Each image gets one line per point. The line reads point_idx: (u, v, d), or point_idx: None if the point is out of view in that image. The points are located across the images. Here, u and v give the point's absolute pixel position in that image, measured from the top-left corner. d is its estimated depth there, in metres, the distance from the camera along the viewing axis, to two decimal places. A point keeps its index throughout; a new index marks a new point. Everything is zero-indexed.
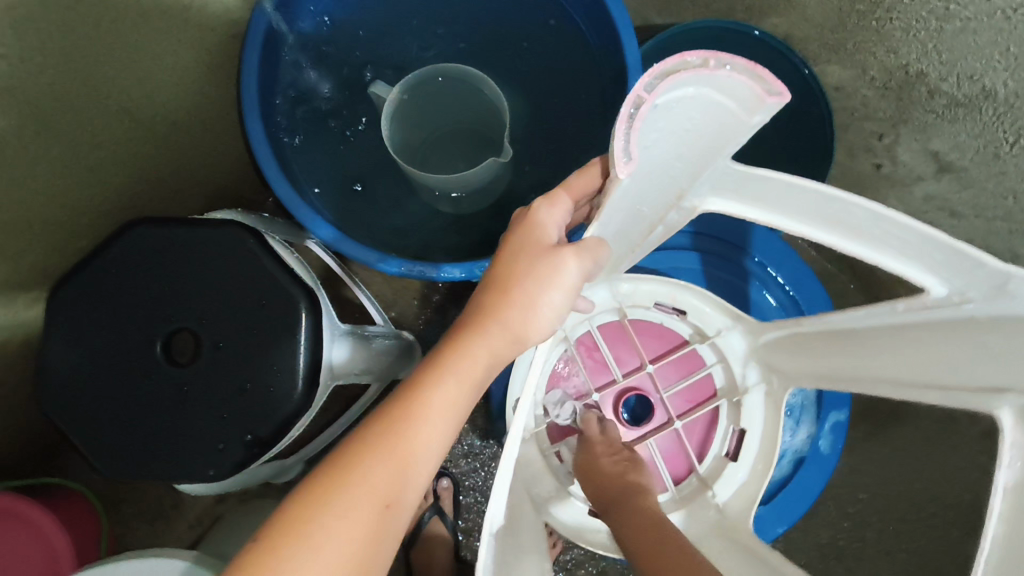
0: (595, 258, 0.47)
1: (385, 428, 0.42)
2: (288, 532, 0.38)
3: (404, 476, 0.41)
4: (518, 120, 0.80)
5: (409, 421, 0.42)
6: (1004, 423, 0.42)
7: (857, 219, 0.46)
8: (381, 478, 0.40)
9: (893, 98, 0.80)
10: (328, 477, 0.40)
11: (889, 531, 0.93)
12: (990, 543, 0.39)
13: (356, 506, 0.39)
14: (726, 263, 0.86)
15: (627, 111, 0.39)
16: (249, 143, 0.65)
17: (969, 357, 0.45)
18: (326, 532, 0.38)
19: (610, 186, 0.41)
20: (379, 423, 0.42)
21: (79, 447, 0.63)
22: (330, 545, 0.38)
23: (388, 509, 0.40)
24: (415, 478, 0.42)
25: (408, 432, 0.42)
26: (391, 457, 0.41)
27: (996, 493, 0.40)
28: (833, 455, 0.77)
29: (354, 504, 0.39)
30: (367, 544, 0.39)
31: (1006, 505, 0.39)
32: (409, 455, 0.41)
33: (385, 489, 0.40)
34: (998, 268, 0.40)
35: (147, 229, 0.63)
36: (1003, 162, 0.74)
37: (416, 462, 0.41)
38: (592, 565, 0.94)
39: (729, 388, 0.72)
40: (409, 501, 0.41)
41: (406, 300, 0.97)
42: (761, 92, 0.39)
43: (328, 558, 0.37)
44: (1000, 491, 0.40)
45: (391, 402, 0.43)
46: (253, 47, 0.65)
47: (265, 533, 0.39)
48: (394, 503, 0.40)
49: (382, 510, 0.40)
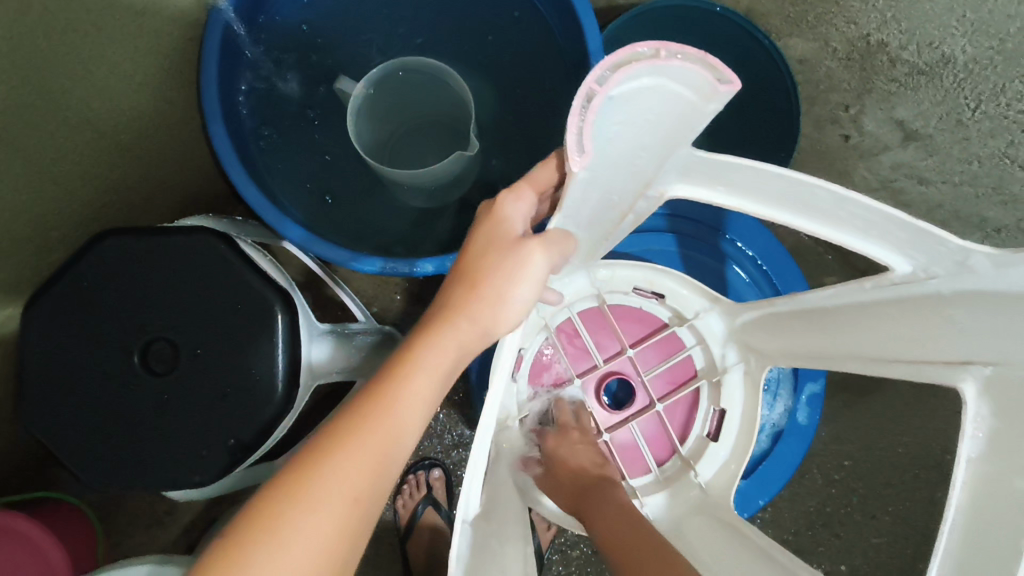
0: (560, 250, 0.48)
1: (354, 423, 0.42)
2: (258, 527, 0.38)
3: (375, 471, 0.41)
4: (487, 110, 0.80)
5: (380, 414, 0.42)
6: (966, 395, 0.42)
7: (821, 198, 0.47)
8: (352, 472, 0.40)
9: (856, 69, 0.88)
10: (297, 471, 0.40)
11: (875, 494, 0.95)
12: (955, 513, 0.40)
13: (325, 500, 0.39)
14: (703, 244, 0.87)
15: (580, 104, 0.39)
16: (214, 147, 0.64)
17: (933, 335, 0.46)
18: (296, 525, 0.38)
19: (568, 178, 0.42)
20: (349, 418, 0.42)
21: (64, 460, 0.63)
22: (301, 538, 0.38)
23: (357, 503, 0.40)
24: (385, 472, 0.42)
25: (377, 426, 0.42)
26: (360, 453, 0.41)
27: (960, 463, 0.41)
28: (811, 425, 0.79)
29: (324, 498, 0.39)
30: (337, 539, 0.39)
31: (970, 475, 0.40)
32: (378, 449, 0.41)
33: (356, 483, 0.40)
34: (959, 245, 0.41)
35: (117, 240, 0.63)
36: (966, 127, 0.87)
37: (386, 457, 0.42)
38: (586, 545, 0.95)
39: (710, 368, 0.73)
40: (378, 496, 0.41)
41: (387, 296, 0.97)
42: (713, 81, 0.39)
43: (299, 551, 0.38)
44: (963, 463, 0.41)
45: (361, 397, 0.43)
46: (212, 48, 0.65)
47: (234, 532, 0.38)
48: (364, 497, 0.40)
49: (351, 505, 0.40)
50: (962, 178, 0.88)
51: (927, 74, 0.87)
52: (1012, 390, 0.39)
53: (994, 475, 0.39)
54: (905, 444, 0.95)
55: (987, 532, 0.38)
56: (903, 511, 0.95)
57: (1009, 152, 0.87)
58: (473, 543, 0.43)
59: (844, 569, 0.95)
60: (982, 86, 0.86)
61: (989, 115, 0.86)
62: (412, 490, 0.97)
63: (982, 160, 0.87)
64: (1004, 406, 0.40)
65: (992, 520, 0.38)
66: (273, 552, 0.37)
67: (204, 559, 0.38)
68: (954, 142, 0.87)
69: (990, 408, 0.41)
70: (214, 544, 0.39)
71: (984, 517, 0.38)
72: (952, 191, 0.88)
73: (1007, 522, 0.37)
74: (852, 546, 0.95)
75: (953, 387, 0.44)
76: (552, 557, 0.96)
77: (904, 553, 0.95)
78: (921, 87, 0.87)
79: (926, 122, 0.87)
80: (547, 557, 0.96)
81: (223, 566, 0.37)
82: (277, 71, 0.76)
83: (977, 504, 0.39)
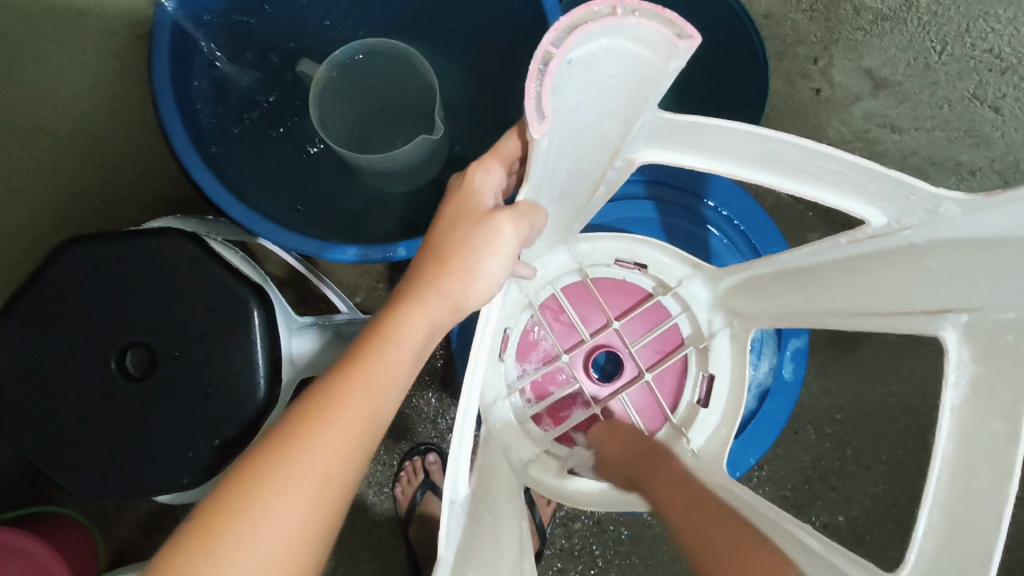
0: (531, 223, 0.48)
1: (323, 404, 0.41)
2: (224, 512, 0.38)
3: (347, 450, 0.40)
4: (454, 90, 0.79)
5: (348, 393, 0.42)
6: (949, 342, 0.44)
7: (791, 154, 0.46)
8: (322, 453, 0.40)
9: (821, 20, 0.88)
10: (265, 453, 0.39)
11: (868, 444, 0.96)
12: (942, 459, 0.42)
13: (295, 482, 0.38)
14: (684, 211, 0.86)
15: (537, 68, 0.38)
16: (173, 147, 0.63)
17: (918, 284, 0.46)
18: (264, 509, 0.38)
19: (532, 146, 0.41)
20: (316, 397, 0.42)
21: (49, 473, 0.62)
22: (269, 522, 0.37)
23: (329, 483, 0.39)
24: (358, 452, 0.41)
25: (348, 405, 0.41)
26: (331, 433, 0.40)
27: (944, 412, 0.42)
28: (796, 381, 0.79)
29: (293, 480, 0.38)
30: (308, 520, 0.38)
31: (954, 422, 0.42)
32: (349, 428, 0.41)
33: (326, 463, 0.40)
34: (931, 193, 0.41)
35: (83, 246, 0.62)
36: (934, 71, 0.88)
37: (357, 437, 0.41)
38: (587, 517, 0.96)
39: (696, 335, 0.72)
40: (350, 478, 0.41)
41: (370, 285, 0.96)
42: (673, 37, 0.38)
43: (267, 535, 0.37)
44: (947, 412, 0.42)
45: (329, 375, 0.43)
46: (162, 44, 0.63)
47: (202, 518, 0.38)
48: (335, 477, 0.40)
49: (322, 486, 0.39)
50: (934, 124, 0.88)
51: (891, 18, 0.87)
52: (993, 335, 0.41)
53: (977, 420, 0.41)
54: (895, 393, 0.96)
55: (977, 479, 0.39)
56: (896, 458, 0.96)
57: (978, 93, 0.88)
58: (465, 526, 0.42)
59: (842, 520, 0.96)
60: (948, 27, 0.87)
61: (956, 57, 0.87)
62: (410, 477, 0.97)
63: (952, 104, 0.88)
64: (987, 349, 0.41)
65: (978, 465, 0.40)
66: (241, 535, 0.37)
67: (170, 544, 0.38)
68: (922, 89, 0.88)
69: (971, 352, 0.43)
70: (179, 530, 0.38)
71: (971, 462, 0.40)
72: (924, 138, 0.88)
73: (1001, 453, 0.38)
74: (850, 497, 0.96)
75: (933, 337, 0.45)
76: (554, 532, 0.96)
77: (901, 500, 0.96)
78: (887, 34, 0.88)
79: (894, 69, 0.88)
80: (549, 532, 0.96)
81: (187, 553, 0.37)
82: (232, 65, 0.75)
83: (966, 459, 0.41)
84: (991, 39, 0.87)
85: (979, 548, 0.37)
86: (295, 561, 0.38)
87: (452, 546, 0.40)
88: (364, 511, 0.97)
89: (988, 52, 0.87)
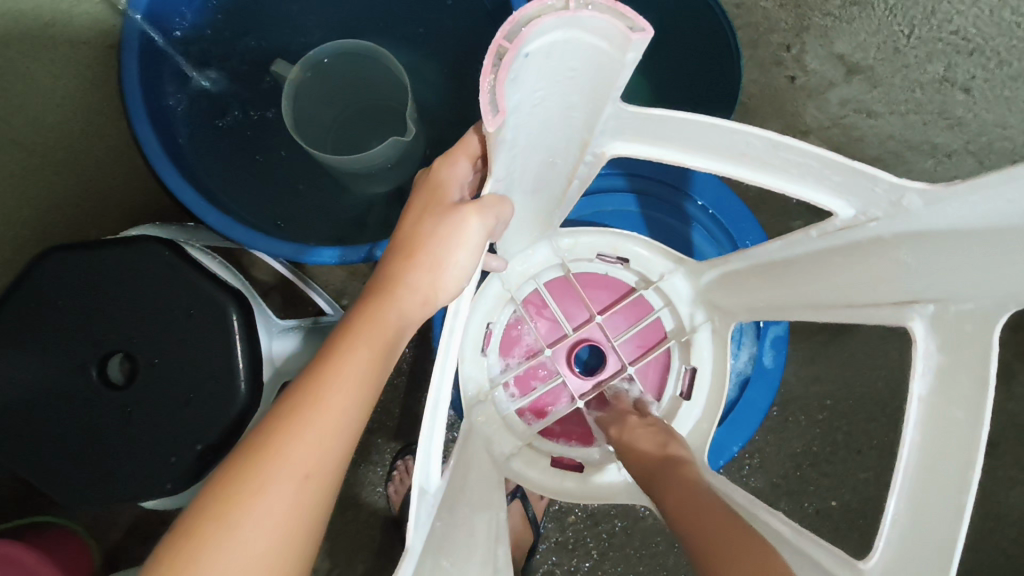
0: (497, 214, 0.48)
1: (299, 402, 0.42)
2: (207, 516, 0.38)
3: (325, 446, 0.41)
4: (428, 90, 0.79)
5: (323, 389, 0.42)
6: (918, 332, 0.44)
7: (756, 146, 0.46)
8: (301, 450, 0.40)
9: (792, 7, 0.88)
10: (246, 455, 0.40)
11: (856, 428, 0.96)
12: (909, 449, 0.43)
13: (274, 481, 0.39)
14: (667, 205, 0.86)
15: (491, 63, 0.38)
16: (144, 155, 0.63)
17: (887, 271, 0.46)
18: (246, 509, 0.38)
19: (489, 139, 0.41)
20: (292, 396, 0.42)
21: (35, 482, 0.63)
22: (251, 523, 0.38)
23: (309, 480, 0.40)
24: (336, 447, 0.41)
25: (323, 401, 0.42)
26: (309, 430, 0.41)
27: (912, 401, 0.43)
28: (775, 368, 0.79)
29: (271, 480, 0.39)
30: (291, 517, 0.39)
31: (922, 411, 0.43)
32: (325, 424, 0.41)
33: (306, 459, 0.40)
34: (894, 184, 0.41)
35: (61, 257, 0.62)
36: (904, 55, 0.88)
37: (334, 432, 0.41)
38: (580, 510, 0.96)
39: (678, 329, 0.73)
40: (331, 473, 0.41)
41: (356, 286, 0.97)
42: (625, 29, 0.39)
43: (251, 536, 0.38)
44: (916, 402, 0.43)
45: (305, 372, 0.44)
46: (129, 54, 0.64)
47: (186, 523, 0.38)
48: (315, 474, 0.40)
49: (301, 483, 0.39)
50: (908, 107, 0.89)
51: (859, 3, 0.88)
52: (956, 326, 0.42)
53: (944, 408, 0.41)
54: (882, 376, 0.96)
55: (942, 465, 0.40)
56: (885, 442, 0.96)
57: (948, 75, 0.88)
58: (436, 524, 0.43)
59: (835, 505, 0.96)
60: (914, 10, 0.87)
61: (924, 39, 0.88)
62: (402, 476, 0.96)
63: (924, 87, 0.88)
64: (951, 341, 0.42)
65: (943, 450, 0.41)
66: (225, 537, 0.37)
67: (157, 551, 0.38)
68: (895, 73, 0.88)
69: (938, 343, 0.43)
70: (166, 535, 0.39)
71: (939, 445, 0.41)
72: (900, 121, 0.89)
73: (966, 437, 0.39)
74: (842, 482, 0.96)
75: (902, 327, 0.46)
76: (548, 526, 0.96)
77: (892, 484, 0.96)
78: (855, 19, 0.88)
79: (865, 54, 0.88)
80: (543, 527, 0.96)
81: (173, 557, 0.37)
82: (204, 74, 0.75)
83: (932, 442, 0.42)
84: (957, 20, 0.87)
85: (941, 540, 0.38)
86: (281, 558, 0.38)
87: (419, 533, 0.40)
88: (359, 511, 0.98)
89: (955, 34, 0.87)
